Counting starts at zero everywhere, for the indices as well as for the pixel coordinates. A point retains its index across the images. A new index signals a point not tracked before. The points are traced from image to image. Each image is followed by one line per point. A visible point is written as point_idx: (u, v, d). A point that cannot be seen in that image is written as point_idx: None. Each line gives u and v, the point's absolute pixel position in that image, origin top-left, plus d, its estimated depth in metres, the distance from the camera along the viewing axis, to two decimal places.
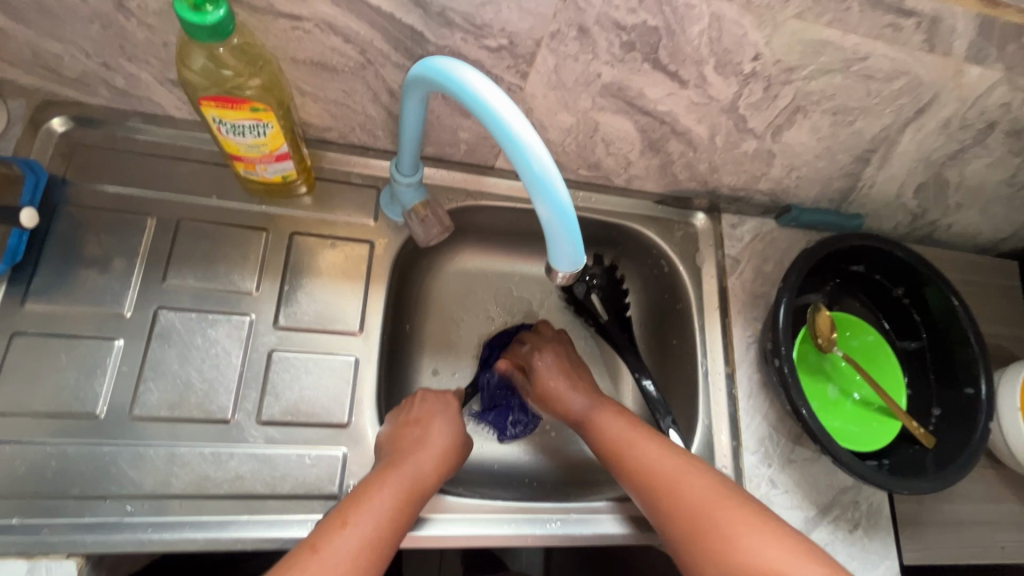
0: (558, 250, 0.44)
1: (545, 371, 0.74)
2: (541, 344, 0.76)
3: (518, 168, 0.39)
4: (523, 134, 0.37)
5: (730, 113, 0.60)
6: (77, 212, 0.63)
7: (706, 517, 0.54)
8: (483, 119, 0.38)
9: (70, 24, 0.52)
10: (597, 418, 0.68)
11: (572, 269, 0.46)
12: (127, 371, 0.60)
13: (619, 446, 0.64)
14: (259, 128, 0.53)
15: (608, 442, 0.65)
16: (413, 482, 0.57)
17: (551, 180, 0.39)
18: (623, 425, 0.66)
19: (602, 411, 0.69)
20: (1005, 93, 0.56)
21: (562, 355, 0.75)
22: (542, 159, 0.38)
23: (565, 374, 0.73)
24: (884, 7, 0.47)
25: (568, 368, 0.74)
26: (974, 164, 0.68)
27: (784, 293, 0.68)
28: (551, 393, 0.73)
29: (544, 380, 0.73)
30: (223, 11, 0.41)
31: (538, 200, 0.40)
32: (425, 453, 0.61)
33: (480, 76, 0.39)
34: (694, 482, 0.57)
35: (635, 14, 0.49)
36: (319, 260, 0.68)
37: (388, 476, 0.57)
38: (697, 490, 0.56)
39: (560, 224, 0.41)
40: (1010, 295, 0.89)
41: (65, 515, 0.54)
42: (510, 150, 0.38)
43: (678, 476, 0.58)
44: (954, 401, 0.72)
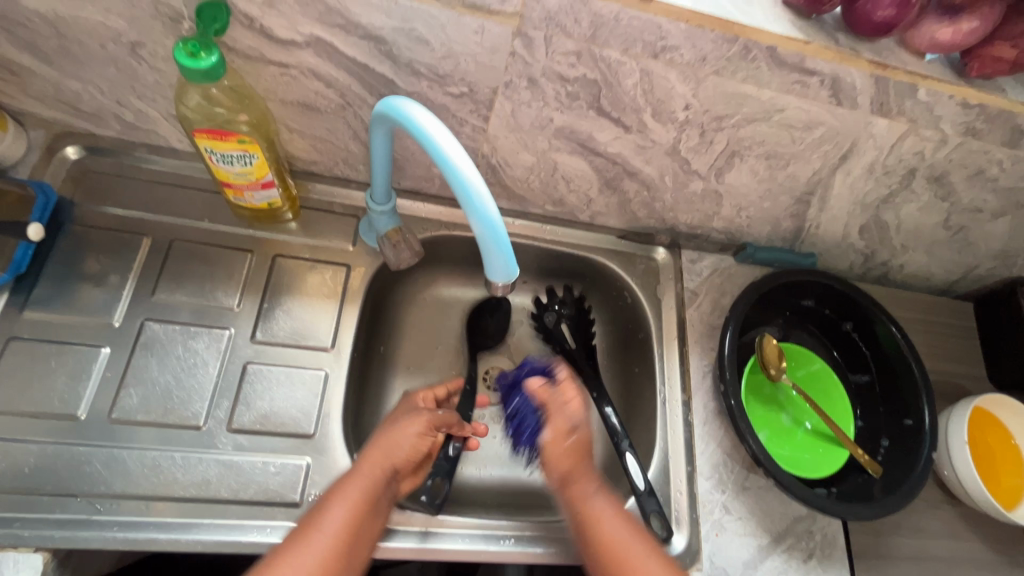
0: (493, 262, 0.50)
1: (554, 439, 0.65)
2: (577, 403, 0.68)
3: (454, 189, 0.45)
4: (456, 158, 0.44)
5: (673, 155, 0.66)
6: (80, 230, 0.69)
7: (619, 555, 0.59)
8: (425, 146, 0.45)
9: (88, 67, 0.60)
10: (584, 487, 0.63)
11: (506, 279, 0.52)
12: (110, 377, 0.64)
13: (598, 526, 0.60)
14: (246, 158, 0.59)
15: (591, 528, 0.61)
16: (363, 495, 0.58)
17: (482, 198, 0.45)
18: (607, 503, 0.62)
19: (592, 477, 0.64)
20: (916, 143, 0.62)
21: (585, 427, 0.67)
22: (473, 180, 0.44)
23: (574, 448, 0.65)
24: (789, 67, 0.54)
25: (585, 446, 0.66)
26: (907, 207, 0.74)
27: (731, 323, 0.74)
28: (561, 447, 0.65)
29: (557, 438, 0.65)
30: (215, 57, 0.48)
31: (471, 217, 0.46)
32: (364, 466, 0.60)
33: (425, 112, 0.46)
34: (618, 528, 0.61)
35: (575, 68, 0.56)
36: (299, 281, 0.73)
37: (340, 490, 0.58)
38: (617, 534, 0.60)
39: (491, 237, 0.47)
40: (971, 337, 0.91)
41: (38, 510, 0.57)
42: (446, 171, 0.44)
43: (613, 521, 0.61)
44: (901, 432, 0.76)
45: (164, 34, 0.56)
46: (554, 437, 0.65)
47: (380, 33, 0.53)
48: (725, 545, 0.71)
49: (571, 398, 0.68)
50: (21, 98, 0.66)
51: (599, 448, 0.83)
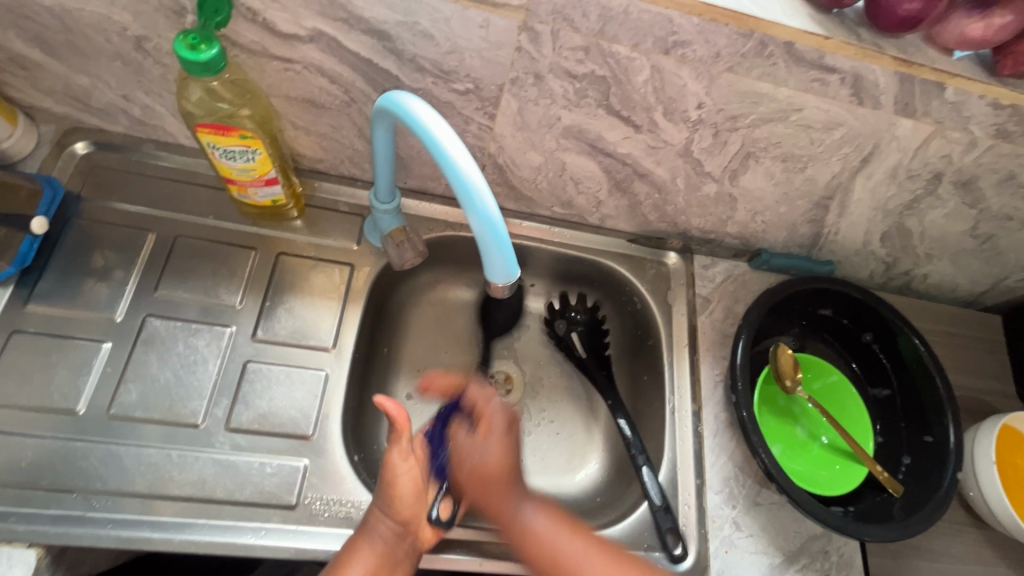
0: (492, 262, 0.48)
1: (478, 463, 0.60)
2: (497, 428, 0.62)
3: (452, 185, 0.44)
4: (454, 152, 0.42)
5: (685, 157, 0.64)
6: (86, 224, 0.69)
7: (566, 561, 0.56)
8: (424, 141, 0.44)
9: (97, 61, 0.60)
10: (513, 507, 0.58)
11: (507, 280, 0.50)
12: (110, 372, 0.64)
13: (539, 542, 0.57)
14: (248, 154, 0.59)
15: (538, 553, 0.57)
16: (376, 551, 0.56)
17: (481, 195, 0.43)
18: (542, 518, 0.58)
19: (523, 497, 0.59)
20: (942, 146, 0.59)
21: (509, 449, 0.61)
22: (472, 175, 0.43)
23: (508, 471, 0.60)
24: (807, 63, 0.52)
25: (511, 474, 0.60)
26: (931, 214, 0.71)
27: (744, 330, 0.71)
28: (478, 475, 0.60)
29: (477, 467, 0.60)
30: (215, 50, 0.48)
31: (469, 213, 0.44)
32: (375, 520, 0.58)
33: (424, 104, 0.45)
34: (566, 542, 0.57)
35: (583, 64, 0.55)
36: (301, 280, 0.72)
37: (355, 550, 0.56)
38: (564, 546, 0.57)
39: (490, 235, 0.45)
40: (998, 351, 0.86)
41: (33, 505, 0.56)
42: (444, 166, 0.43)
43: (556, 535, 0.57)
44: (923, 450, 0.72)
45: (170, 28, 0.56)
46: (473, 467, 0.60)
47: (384, 27, 0.52)
48: (735, 563, 0.68)
49: (490, 421, 0.62)
50: (32, 93, 0.66)
51: (606, 457, 0.80)
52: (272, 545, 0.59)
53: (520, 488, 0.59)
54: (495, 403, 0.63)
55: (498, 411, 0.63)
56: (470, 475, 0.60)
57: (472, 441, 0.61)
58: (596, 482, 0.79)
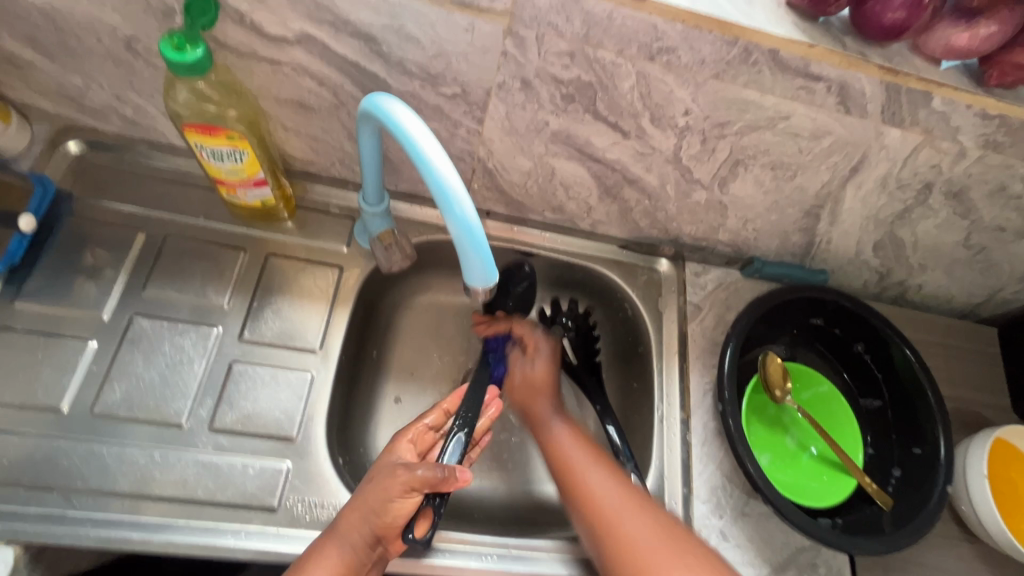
0: (471, 267, 0.48)
1: (530, 374, 0.72)
2: (543, 349, 0.73)
3: (430, 188, 0.44)
4: (432, 157, 0.42)
5: (674, 163, 0.64)
6: (77, 223, 0.69)
7: (583, 476, 0.61)
8: (403, 144, 0.44)
9: (88, 61, 0.61)
10: (543, 423, 0.68)
11: (486, 286, 0.50)
12: (95, 371, 0.64)
13: (558, 449, 0.65)
14: (235, 155, 0.59)
15: (560, 460, 0.64)
16: (342, 554, 0.54)
17: (458, 199, 0.43)
18: (564, 433, 0.66)
19: (552, 416, 0.68)
20: (932, 156, 0.59)
21: (552, 372, 0.73)
22: (450, 179, 0.43)
23: (543, 385, 0.71)
24: (792, 71, 0.52)
25: (553, 385, 0.72)
26: (923, 224, 0.70)
27: (732, 337, 0.71)
28: (529, 385, 0.72)
29: (528, 376, 0.72)
30: (200, 51, 0.48)
31: (447, 217, 0.44)
32: (344, 525, 0.55)
33: (405, 109, 0.45)
34: (581, 453, 0.64)
35: (570, 70, 0.55)
36: (290, 281, 0.72)
37: (319, 551, 0.55)
38: (578, 457, 0.63)
39: (468, 240, 0.45)
40: (994, 364, 0.85)
41: (12, 503, 0.56)
42: (422, 170, 0.43)
43: (577, 452, 0.64)
44: (913, 462, 0.71)
45: (160, 29, 0.56)
46: (524, 376, 0.72)
47: (370, 30, 0.53)
48: None
49: (535, 345, 0.73)
50: (25, 92, 0.67)
51: None
52: (251, 548, 0.59)
53: (552, 403, 0.70)
54: (539, 335, 0.74)
55: (543, 338, 0.74)
56: (519, 380, 0.72)
57: (523, 359, 0.73)
58: None
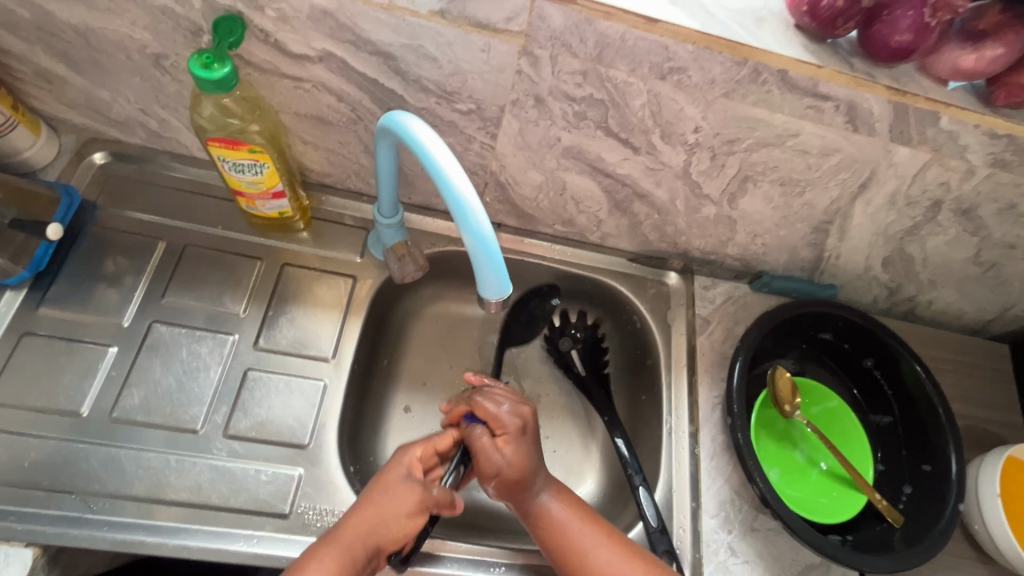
0: (485, 278, 0.49)
1: (507, 471, 0.60)
2: (513, 434, 0.61)
3: (447, 201, 0.45)
4: (449, 171, 0.44)
5: (684, 178, 0.65)
6: (100, 231, 0.71)
7: (577, 550, 0.58)
8: (421, 159, 0.45)
9: (117, 77, 0.63)
10: (530, 498, 0.61)
11: (500, 297, 0.51)
12: (114, 376, 0.65)
13: (554, 529, 0.59)
14: (256, 167, 0.61)
15: (556, 537, 0.59)
16: (340, 562, 0.53)
17: (474, 212, 0.44)
18: (558, 509, 0.60)
19: (540, 490, 0.61)
20: (940, 174, 0.59)
21: (529, 456, 0.61)
22: (466, 193, 0.44)
23: (517, 475, 0.60)
24: (801, 91, 0.53)
25: (532, 470, 0.61)
26: (932, 240, 0.70)
27: (741, 351, 0.72)
28: (508, 483, 0.60)
29: (506, 471, 0.60)
30: (227, 69, 0.50)
31: (462, 230, 0.45)
32: (345, 532, 0.55)
33: (424, 125, 0.47)
34: (579, 530, 0.59)
35: (582, 88, 0.56)
36: (304, 290, 0.74)
37: (315, 558, 0.53)
38: (575, 533, 0.59)
39: (483, 252, 0.46)
40: (1006, 381, 0.85)
41: (32, 505, 0.57)
42: (439, 184, 0.44)
43: (572, 525, 0.59)
44: (924, 480, 0.71)
45: (187, 47, 0.58)
46: (499, 471, 0.60)
47: (389, 49, 0.54)
48: None
49: (508, 430, 0.61)
50: (54, 105, 0.69)
51: (602, 477, 0.80)
52: (263, 554, 0.59)
53: (538, 482, 0.61)
54: (505, 412, 0.62)
55: (513, 420, 0.61)
56: (492, 473, 0.61)
57: (490, 446, 0.61)
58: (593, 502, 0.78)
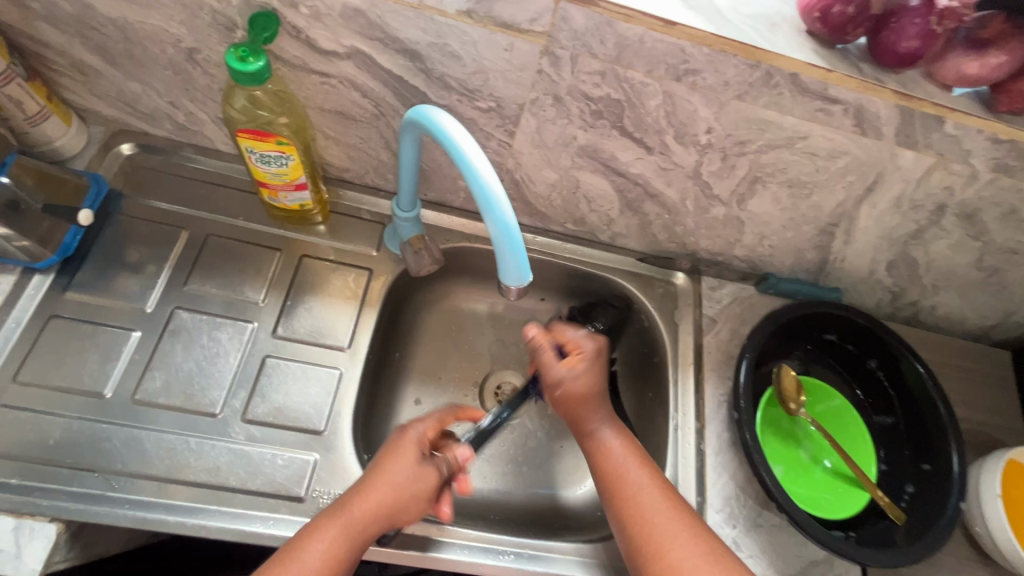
0: (506, 265, 0.50)
1: (571, 384, 0.67)
2: (587, 354, 0.68)
3: (472, 190, 0.47)
4: (476, 160, 0.46)
5: (695, 179, 0.67)
6: (125, 220, 0.73)
7: (620, 475, 0.62)
8: (448, 149, 0.48)
9: (150, 69, 0.66)
10: (591, 424, 0.67)
11: (519, 284, 0.52)
12: (137, 359, 0.67)
13: (608, 453, 0.64)
14: (282, 159, 0.63)
15: (606, 463, 0.64)
16: (346, 532, 0.55)
17: (498, 200, 0.46)
18: (613, 435, 0.66)
19: (602, 419, 0.67)
20: (944, 178, 0.61)
21: (597, 375, 0.68)
22: (491, 182, 0.46)
23: (585, 391, 0.67)
24: (810, 94, 0.55)
25: (598, 390, 0.68)
26: (936, 244, 0.72)
27: (747, 350, 0.73)
28: (574, 397, 0.67)
29: (575, 385, 0.67)
30: (261, 62, 0.52)
31: (486, 218, 0.47)
32: (356, 508, 0.56)
33: (451, 118, 0.49)
34: (630, 462, 0.63)
35: (600, 88, 0.58)
36: (322, 281, 0.76)
37: (324, 527, 0.55)
38: (625, 461, 0.63)
39: (505, 239, 0.48)
40: (1008, 387, 0.86)
41: (56, 481, 0.59)
42: (465, 172, 0.46)
43: (625, 455, 0.64)
44: (927, 479, 0.72)
45: (220, 41, 0.61)
46: (568, 386, 0.67)
47: (416, 47, 0.57)
48: None
49: (584, 351, 0.68)
50: (86, 96, 0.71)
51: None
52: (278, 536, 0.61)
53: (599, 409, 0.67)
54: (584, 337, 0.70)
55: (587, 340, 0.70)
56: (564, 390, 0.67)
57: (564, 366, 0.67)
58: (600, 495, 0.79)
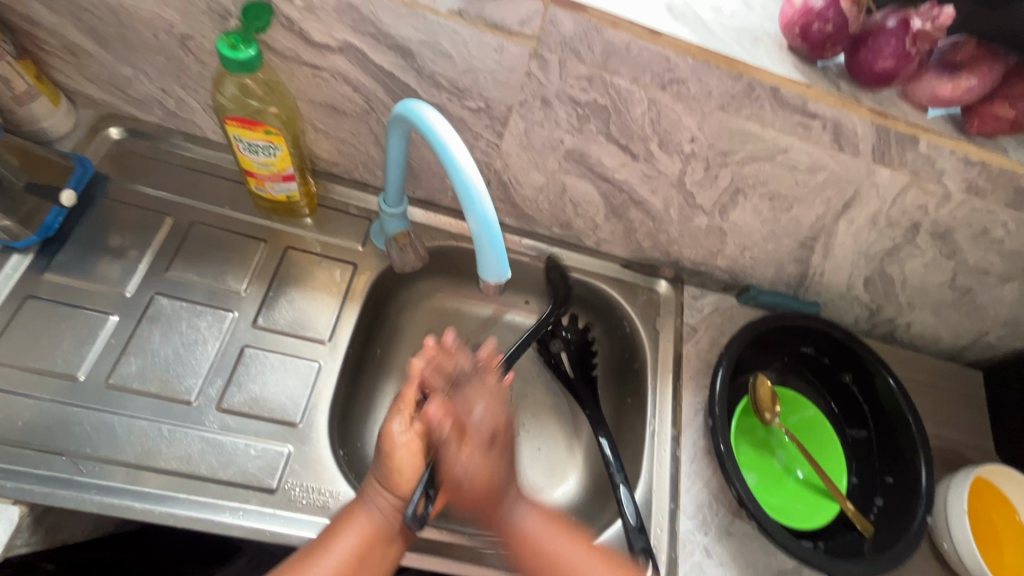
0: (485, 260, 0.51)
1: (469, 478, 0.59)
2: (483, 441, 0.60)
3: (455, 185, 0.48)
4: (460, 156, 0.47)
5: (678, 188, 0.68)
6: (109, 203, 0.73)
7: (555, 562, 0.59)
8: (433, 144, 0.48)
9: (142, 54, 0.66)
10: (505, 514, 0.60)
11: (498, 281, 0.53)
12: (113, 344, 0.66)
13: (532, 543, 0.59)
14: (270, 149, 0.63)
15: (532, 553, 0.59)
16: (372, 524, 0.58)
17: (480, 196, 0.47)
18: (533, 518, 0.60)
19: (516, 503, 0.60)
20: (918, 196, 0.63)
21: (495, 467, 0.59)
22: (473, 177, 0.47)
23: (479, 485, 0.59)
24: (791, 108, 0.57)
25: (499, 483, 0.59)
26: (911, 262, 0.74)
27: (724, 359, 0.74)
28: (475, 494, 0.59)
29: (471, 481, 0.59)
30: (252, 51, 0.52)
31: (468, 213, 0.48)
32: (375, 494, 0.60)
33: (438, 114, 0.50)
34: (559, 543, 0.60)
35: (587, 93, 0.59)
36: (305, 274, 0.76)
37: (344, 524, 0.57)
38: (552, 545, 0.59)
39: (485, 234, 0.48)
40: (980, 406, 0.87)
41: (22, 464, 0.58)
42: (449, 167, 0.47)
43: (546, 538, 0.60)
44: (896, 493, 0.73)
45: (213, 29, 0.61)
46: (467, 480, 0.59)
47: (407, 44, 0.57)
48: None
49: (478, 436, 0.60)
50: (76, 79, 0.71)
51: (584, 477, 0.80)
52: (247, 526, 0.60)
53: (509, 499, 0.60)
54: (477, 417, 0.61)
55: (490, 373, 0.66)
56: (464, 487, 0.59)
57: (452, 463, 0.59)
58: (574, 500, 0.78)
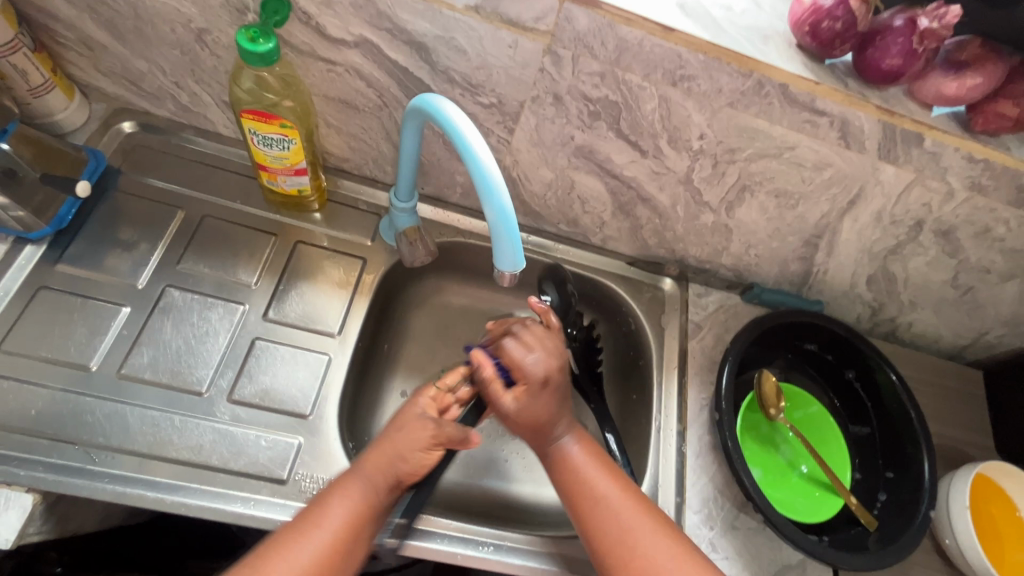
0: (501, 251, 0.51)
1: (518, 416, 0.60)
2: (534, 383, 0.59)
3: (473, 177, 0.48)
4: (478, 148, 0.48)
5: (686, 185, 0.69)
6: (120, 195, 0.74)
7: (591, 493, 0.57)
8: (451, 136, 0.49)
9: (158, 48, 0.67)
10: (552, 439, 0.60)
11: (513, 271, 0.53)
12: (125, 335, 0.66)
13: (574, 470, 0.59)
14: (284, 143, 0.64)
15: (569, 479, 0.58)
16: (364, 498, 0.53)
17: (497, 187, 0.48)
18: (576, 446, 0.60)
19: (562, 431, 0.61)
20: (922, 194, 0.64)
21: (546, 407, 0.59)
22: (492, 170, 0.47)
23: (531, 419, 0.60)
24: (799, 106, 0.58)
25: (548, 420, 0.60)
26: (914, 260, 0.75)
27: (730, 356, 0.74)
28: (523, 425, 0.60)
29: (520, 416, 0.59)
30: (271, 44, 0.53)
31: (485, 204, 0.49)
32: (369, 469, 0.55)
33: (456, 108, 0.51)
34: (598, 478, 0.58)
35: (598, 89, 0.60)
36: (315, 268, 0.76)
37: (337, 492, 0.53)
38: (585, 474, 0.58)
39: (502, 225, 0.49)
40: (980, 404, 0.88)
41: (34, 453, 0.58)
42: (467, 159, 0.48)
43: (588, 470, 0.59)
44: (899, 488, 0.74)
45: (231, 24, 0.62)
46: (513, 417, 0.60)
47: (422, 39, 0.58)
48: None
49: (530, 378, 0.59)
50: (90, 72, 0.72)
51: None
52: (258, 517, 0.60)
53: (559, 426, 0.60)
54: (530, 362, 0.60)
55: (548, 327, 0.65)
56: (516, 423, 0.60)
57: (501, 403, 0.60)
58: None
